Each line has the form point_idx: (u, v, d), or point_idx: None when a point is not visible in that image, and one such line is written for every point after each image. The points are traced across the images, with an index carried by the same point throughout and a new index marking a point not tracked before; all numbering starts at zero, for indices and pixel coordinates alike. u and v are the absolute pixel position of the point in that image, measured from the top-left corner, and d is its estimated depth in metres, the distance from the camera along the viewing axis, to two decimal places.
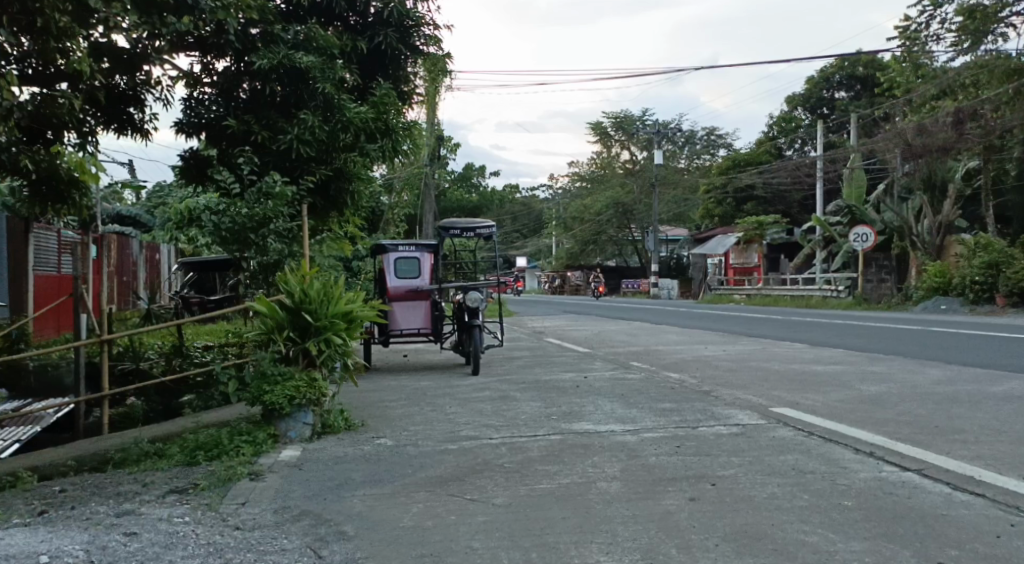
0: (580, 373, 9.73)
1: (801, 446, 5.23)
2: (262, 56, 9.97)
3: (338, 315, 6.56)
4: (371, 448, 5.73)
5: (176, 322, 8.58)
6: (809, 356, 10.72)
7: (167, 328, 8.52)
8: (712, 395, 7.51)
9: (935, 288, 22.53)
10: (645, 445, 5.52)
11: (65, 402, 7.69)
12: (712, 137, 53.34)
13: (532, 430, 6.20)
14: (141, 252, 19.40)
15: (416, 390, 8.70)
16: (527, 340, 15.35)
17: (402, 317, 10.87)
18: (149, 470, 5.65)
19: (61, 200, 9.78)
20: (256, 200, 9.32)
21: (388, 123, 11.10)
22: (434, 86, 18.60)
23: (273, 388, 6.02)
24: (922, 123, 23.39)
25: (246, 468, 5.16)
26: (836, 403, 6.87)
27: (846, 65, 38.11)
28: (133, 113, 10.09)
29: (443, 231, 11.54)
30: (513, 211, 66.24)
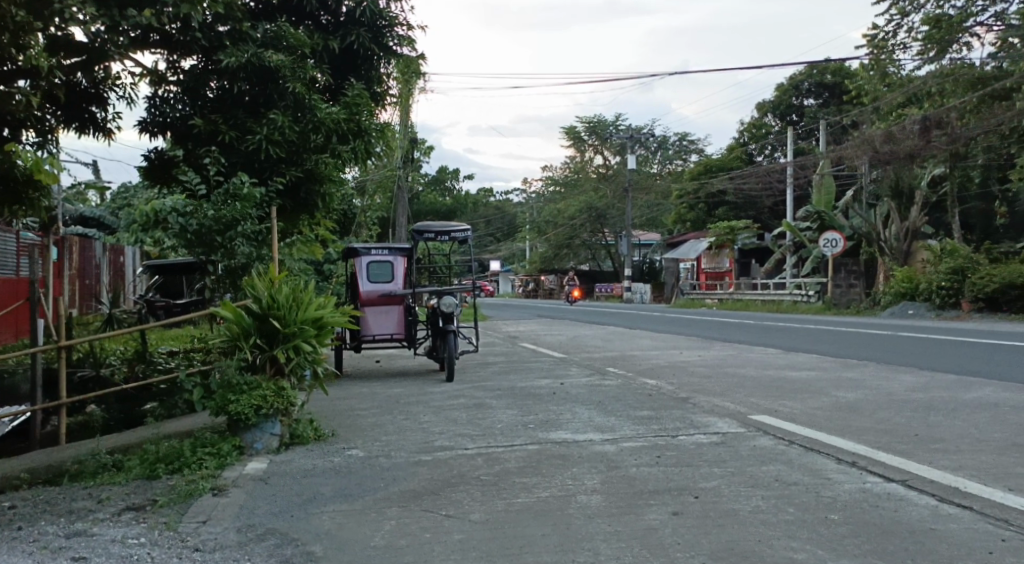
0: (555, 379, 9.56)
1: (784, 456, 5.10)
2: (230, 54, 9.72)
3: (308, 322, 6.31)
4: (340, 460, 5.50)
5: (139, 327, 8.28)
6: (784, 361, 10.64)
7: (129, 334, 8.22)
8: (689, 403, 7.38)
9: (903, 293, 22.69)
10: (625, 455, 5.36)
11: (20, 411, 7.37)
12: (684, 142, 53.61)
13: (508, 440, 6.01)
14: (105, 255, 18.96)
15: (389, 397, 8.47)
16: (500, 345, 15.17)
17: (374, 323, 10.61)
18: (106, 485, 5.38)
19: (19, 201, 9.43)
20: (223, 202, 9.05)
21: (360, 124, 10.87)
22: (407, 88, 18.40)
23: (238, 397, 5.78)
24: (889, 130, 23.15)
25: (208, 483, 4.91)
26: (815, 410, 6.76)
27: (815, 72, 38.51)
28: (96, 112, 9.79)
29: (417, 235, 11.31)
30: (486, 215, 66.16)
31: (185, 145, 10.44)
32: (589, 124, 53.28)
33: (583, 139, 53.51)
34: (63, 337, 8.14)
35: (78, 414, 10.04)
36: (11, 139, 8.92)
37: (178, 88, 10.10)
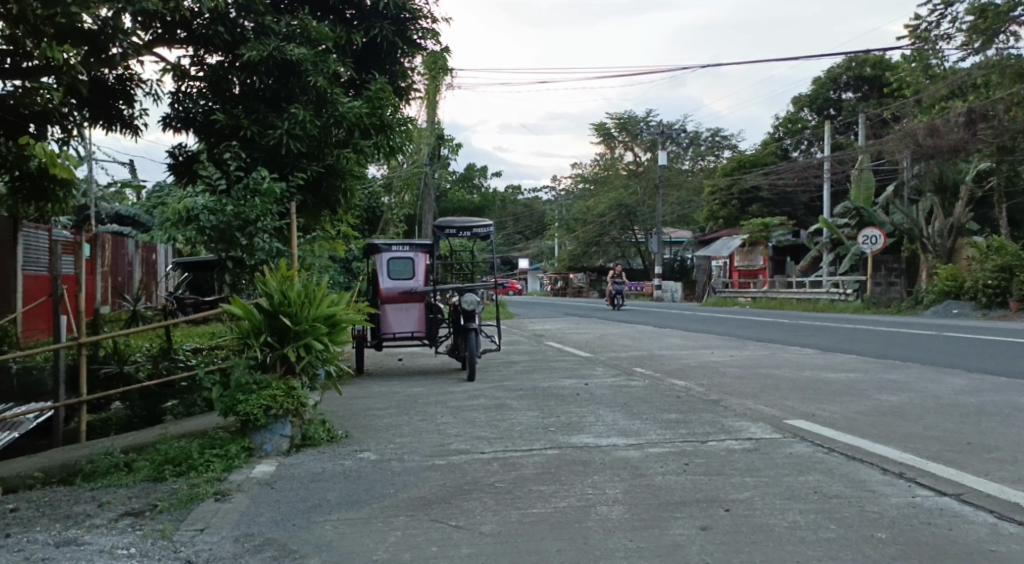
0: (581, 379, 9.28)
1: (822, 465, 4.76)
2: (251, 48, 9.52)
3: (320, 319, 6.10)
4: (352, 464, 5.27)
5: (162, 323, 8.10)
6: (822, 362, 10.24)
7: (153, 330, 8.04)
8: (721, 406, 7.04)
9: (947, 292, 22.06)
10: (650, 461, 5.06)
11: (40, 409, 7.25)
12: (716, 138, 52.96)
13: (528, 444, 5.74)
14: (136, 252, 19.02)
15: (408, 397, 8.24)
16: (527, 343, 14.92)
17: (395, 320, 10.41)
18: (112, 486, 5.18)
19: (44, 198, 9.36)
20: (243, 197, 8.87)
21: (383, 119, 10.67)
22: (434, 84, 18.23)
23: (247, 397, 5.57)
24: (933, 123, 22.71)
25: (211, 487, 4.71)
26: (856, 415, 6.40)
27: (853, 65, 37.72)
28: (122, 108, 9.69)
29: (439, 231, 11.08)
30: (515, 212, 65.92)
31: (208, 141, 10.28)
32: (620, 120, 52.84)
33: (613, 136, 53.08)
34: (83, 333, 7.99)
35: (101, 411, 9.91)
36: (36, 135, 8.84)
37: (202, 84, 9.97)
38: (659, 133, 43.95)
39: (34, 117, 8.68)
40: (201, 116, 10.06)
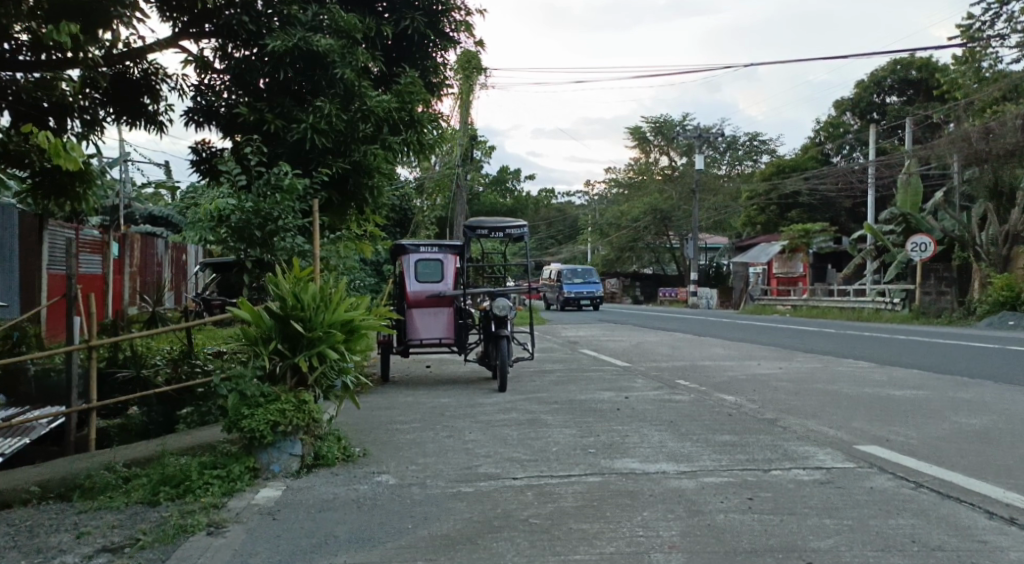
0: (620, 392, 8.61)
1: (912, 506, 4.07)
2: (275, 38, 8.98)
3: (337, 325, 5.52)
4: (367, 490, 4.67)
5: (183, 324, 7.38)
6: (882, 377, 9.44)
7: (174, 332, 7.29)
8: (779, 426, 6.34)
9: (1002, 302, 21.05)
10: (707, 495, 4.37)
11: (52, 414, 6.72)
12: (754, 142, 51.84)
13: (566, 469, 5.10)
14: (166, 252, 18.71)
15: (433, 410, 7.62)
16: (562, 350, 14.29)
17: (422, 326, 9.83)
18: (102, 510, 4.61)
19: (65, 195, 8.89)
20: (264, 193, 8.39)
21: (413, 114, 10.11)
22: (468, 82, 17.74)
23: (253, 412, 4.97)
24: (988, 126, 21.81)
25: (204, 517, 4.11)
26: (937, 441, 5.66)
27: (898, 68, 36.64)
28: (145, 103, 9.28)
29: (470, 231, 10.44)
30: (547, 216, 65.31)
31: (233, 136, 9.80)
32: (656, 124, 51.86)
33: (649, 140, 52.12)
34: (94, 336, 7.43)
35: (116, 416, 9.40)
36: (56, 130, 8.40)
37: (225, 76, 9.50)
38: (697, 136, 43.02)
39: (53, 110, 8.26)
40: (225, 110, 9.60)
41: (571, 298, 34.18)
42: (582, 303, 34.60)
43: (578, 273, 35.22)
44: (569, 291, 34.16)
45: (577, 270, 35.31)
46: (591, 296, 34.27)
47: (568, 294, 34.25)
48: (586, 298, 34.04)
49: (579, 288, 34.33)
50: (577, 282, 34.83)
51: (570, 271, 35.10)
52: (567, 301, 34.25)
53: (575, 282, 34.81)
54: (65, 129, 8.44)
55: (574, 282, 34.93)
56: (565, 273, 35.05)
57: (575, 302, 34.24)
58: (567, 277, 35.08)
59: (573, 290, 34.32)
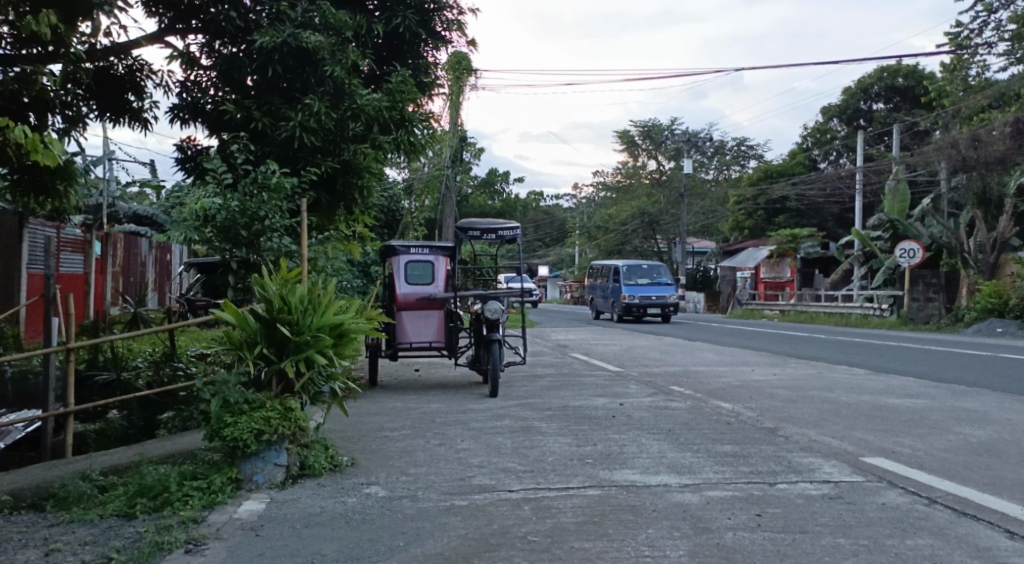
0: (615, 398, 8.42)
1: (928, 524, 3.90)
2: (264, 34, 8.76)
3: (326, 329, 5.30)
4: (356, 503, 4.45)
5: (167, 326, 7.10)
6: (879, 385, 9.30)
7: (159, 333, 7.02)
8: (781, 436, 6.17)
9: (990, 310, 21.05)
10: (713, 511, 4.18)
11: (30, 418, 6.45)
12: (742, 148, 51.89)
13: (564, 481, 4.89)
14: (150, 252, 18.34)
15: (424, 416, 7.39)
16: (551, 354, 14.12)
17: (411, 329, 9.60)
18: (75, 524, 4.37)
19: (45, 194, 8.62)
20: (251, 192, 8.15)
21: (403, 114, 9.83)
22: (458, 84, 17.54)
23: (236, 420, 4.73)
24: (976, 133, 21.82)
25: (183, 533, 3.87)
26: (944, 454, 5.50)
27: (886, 75, 36.76)
28: (130, 100, 9.04)
29: (462, 232, 10.22)
30: (535, 219, 65.14)
31: (219, 134, 9.56)
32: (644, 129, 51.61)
33: (636, 144, 51.72)
34: (72, 338, 7.15)
35: (96, 421, 9.09)
36: (36, 125, 8.14)
37: (213, 73, 9.26)
38: (686, 140, 42.94)
39: (35, 104, 8.00)
40: (212, 108, 9.37)
41: (634, 305, 25.53)
42: (648, 311, 25.75)
43: (642, 271, 26.55)
44: (631, 295, 25.47)
45: (640, 267, 26.66)
46: (660, 302, 25.45)
47: (631, 299, 25.56)
48: (654, 305, 25.30)
49: (644, 291, 25.56)
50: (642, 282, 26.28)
51: (630, 269, 26.46)
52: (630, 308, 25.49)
53: (639, 283, 26.02)
54: (47, 124, 8.19)
55: (637, 283, 26.20)
56: (624, 272, 26.37)
57: (639, 310, 25.48)
58: (627, 276, 26.36)
59: (637, 293, 25.63)
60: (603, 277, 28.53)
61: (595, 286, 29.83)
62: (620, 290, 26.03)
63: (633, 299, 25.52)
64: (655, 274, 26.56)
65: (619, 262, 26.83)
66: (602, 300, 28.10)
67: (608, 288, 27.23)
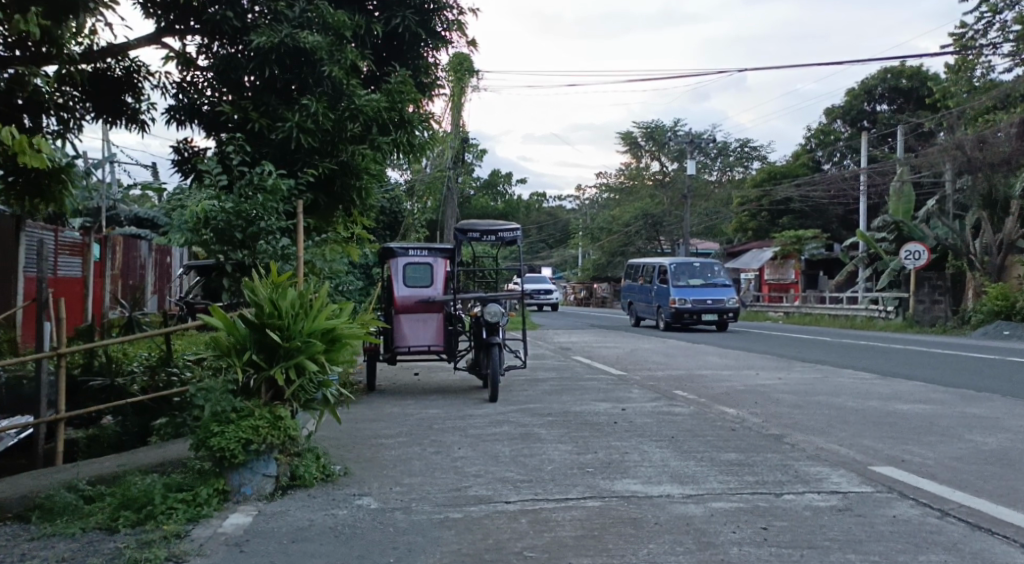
0: (616, 404, 8.26)
1: (942, 539, 3.73)
2: (260, 34, 8.62)
3: (318, 333, 5.14)
4: (346, 516, 4.29)
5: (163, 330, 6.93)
6: (885, 389, 9.13)
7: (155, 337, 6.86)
8: (786, 443, 6.01)
9: (997, 312, 20.86)
10: (718, 524, 4.02)
11: (20, 425, 6.30)
12: (745, 149, 51.67)
13: (563, 491, 4.73)
14: (150, 255, 18.22)
15: (421, 422, 7.23)
16: (553, 358, 13.95)
17: (410, 332, 9.44)
18: (55, 537, 4.22)
19: (40, 198, 8.47)
20: (246, 193, 8.00)
21: (403, 114, 9.67)
22: (459, 86, 17.39)
23: (224, 429, 4.58)
24: (982, 134, 21.62)
25: (164, 550, 3.72)
26: (955, 462, 5.34)
27: (890, 76, 36.55)
28: (127, 101, 8.91)
29: (461, 234, 10.07)
30: (538, 220, 64.97)
31: (216, 135, 9.42)
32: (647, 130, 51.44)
33: (640, 146, 51.61)
34: (63, 343, 6.98)
35: (91, 427, 8.92)
36: (31, 127, 7.99)
37: (209, 73, 9.12)
38: (688, 141, 42.72)
39: (29, 106, 7.87)
40: (208, 109, 9.24)
41: (686, 310, 21.12)
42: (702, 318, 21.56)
43: (693, 270, 22.10)
44: (682, 299, 21.21)
45: (690, 265, 22.19)
46: (717, 308, 21.32)
47: (681, 304, 21.24)
48: (710, 310, 21.20)
49: (698, 294, 21.29)
50: (694, 284, 21.89)
51: (679, 268, 22.16)
52: (683, 314, 21.12)
53: (690, 284, 21.71)
54: (42, 127, 8.06)
55: (687, 284, 21.74)
56: (673, 271, 21.97)
57: (692, 316, 21.22)
58: (676, 277, 21.99)
59: (689, 297, 21.25)
60: (641, 277, 24.15)
61: (635, 287, 24.24)
62: (666, 293, 21.78)
63: (685, 304, 21.15)
64: (707, 273, 22.19)
65: (663, 260, 22.56)
66: (640, 304, 23.91)
67: (648, 290, 23.12)
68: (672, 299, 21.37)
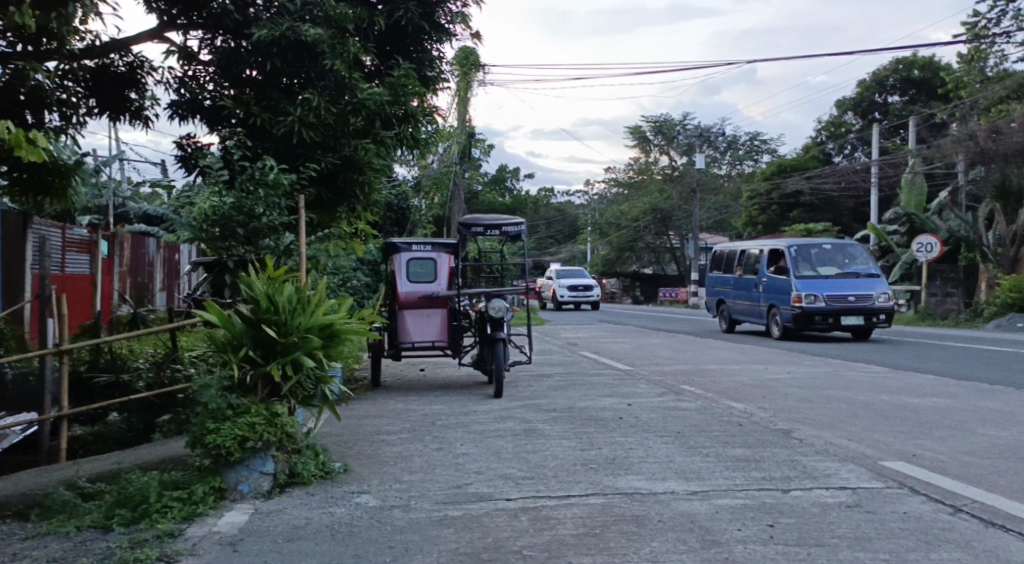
0: (623, 399, 8.16)
1: (955, 536, 3.62)
2: (261, 27, 8.52)
3: (315, 328, 5.06)
4: (344, 514, 4.21)
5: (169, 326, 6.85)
6: (898, 382, 9.00)
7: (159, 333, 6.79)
8: (794, 438, 5.90)
9: (1011, 304, 20.61)
10: (722, 522, 3.91)
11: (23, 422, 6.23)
12: (755, 142, 51.39)
13: (566, 488, 4.64)
14: (159, 252, 18.23)
15: (424, 418, 7.14)
16: (561, 353, 13.86)
17: (414, 328, 9.37)
18: (50, 536, 4.15)
19: (44, 195, 8.41)
20: (247, 187, 7.93)
21: (407, 108, 9.53)
22: (465, 81, 17.28)
23: (219, 427, 4.51)
24: (996, 124, 21.34)
25: (156, 550, 3.65)
26: (968, 457, 5.22)
27: (901, 67, 36.23)
28: (130, 96, 8.85)
29: (466, 228, 9.97)
30: (547, 216, 64.93)
31: (219, 131, 9.34)
32: (656, 124, 51.23)
33: (648, 140, 51.59)
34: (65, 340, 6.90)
35: (95, 424, 8.86)
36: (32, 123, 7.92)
37: (212, 68, 9.03)
38: (698, 135, 42.49)
39: (31, 103, 7.81)
40: (210, 103, 9.16)
41: (816, 311, 15.13)
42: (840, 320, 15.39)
43: (820, 255, 15.96)
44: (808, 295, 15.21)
45: (816, 249, 16.06)
46: (862, 306, 15.12)
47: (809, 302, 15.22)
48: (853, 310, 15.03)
49: (832, 287, 15.21)
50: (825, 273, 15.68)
51: (802, 252, 15.96)
52: (812, 316, 15.15)
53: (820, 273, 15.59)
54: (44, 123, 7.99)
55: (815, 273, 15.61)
56: (792, 257, 15.89)
57: (827, 318, 15.13)
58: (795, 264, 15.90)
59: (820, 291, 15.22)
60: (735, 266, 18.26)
61: (730, 281, 18.41)
62: (786, 286, 15.69)
63: (816, 302, 15.15)
64: (840, 258, 15.98)
65: (777, 244, 16.40)
66: (741, 301, 17.74)
67: (754, 283, 16.97)
68: (798, 295, 15.33)
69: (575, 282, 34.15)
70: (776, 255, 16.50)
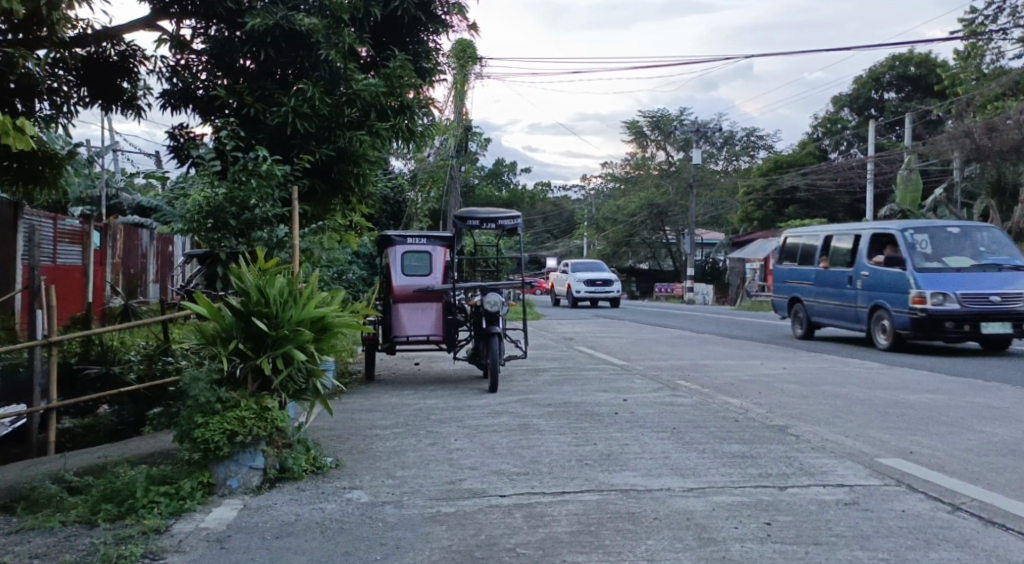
0: (618, 394, 8.10)
1: (955, 535, 3.56)
2: (255, 16, 8.42)
3: (307, 322, 4.98)
4: (335, 510, 4.14)
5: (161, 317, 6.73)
6: (894, 379, 8.95)
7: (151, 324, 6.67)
8: (791, 435, 5.85)
9: None
10: (719, 519, 3.86)
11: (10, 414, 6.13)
12: (752, 138, 51.33)
13: (561, 484, 4.57)
14: (152, 243, 18.09)
15: (418, 413, 7.06)
16: (556, 348, 13.79)
17: (409, 322, 9.29)
18: (34, 531, 4.07)
19: (34, 185, 8.31)
20: (239, 178, 7.86)
21: (403, 100, 9.42)
22: (461, 74, 17.17)
23: (208, 421, 4.45)
24: (991, 121, 21.29)
25: (141, 545, 3.58)
26: (966, 454, 5.16)
27: (897, 64, 36.18)
28: (122, 86, 8.75)
29: (461, 221, 9.86)
30: (543, 211, 64.85)
31: (212, 121, 9.25)
32: (652, 119, 51.14)
33: (645, 135, 51.51)
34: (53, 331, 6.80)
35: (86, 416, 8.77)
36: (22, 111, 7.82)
37: (205, 57, 8.93)
38: (693, 131, 42.42)
39: (21, 91, 7.71)
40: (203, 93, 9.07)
41: (946, 315, 11.52)
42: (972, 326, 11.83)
43: (944, 241, 12.28)
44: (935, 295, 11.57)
45: (939, 232, 12.37)
46: (1005, 310, 11.53)
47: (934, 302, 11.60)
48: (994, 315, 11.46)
49: (968, 285, 11.59)
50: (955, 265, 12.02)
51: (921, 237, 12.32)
52: (940, 321, 11.57)
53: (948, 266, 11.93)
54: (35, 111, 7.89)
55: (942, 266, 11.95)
56: (909, 244, 12.25)
57: (959, 325, 11.56)
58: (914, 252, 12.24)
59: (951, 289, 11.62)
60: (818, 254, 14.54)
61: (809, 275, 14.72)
62: (900, 281, 12.08)
63: (946, 304, 11.52)
64: (970, 246, 12.29)
65: (884, 227, 12.81)
66: (826, 301, 14.13)
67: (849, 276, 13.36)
68: (920, 294, 11.68)
69: (593, 276, 31.78)
70: (881, 242, 12.90)
